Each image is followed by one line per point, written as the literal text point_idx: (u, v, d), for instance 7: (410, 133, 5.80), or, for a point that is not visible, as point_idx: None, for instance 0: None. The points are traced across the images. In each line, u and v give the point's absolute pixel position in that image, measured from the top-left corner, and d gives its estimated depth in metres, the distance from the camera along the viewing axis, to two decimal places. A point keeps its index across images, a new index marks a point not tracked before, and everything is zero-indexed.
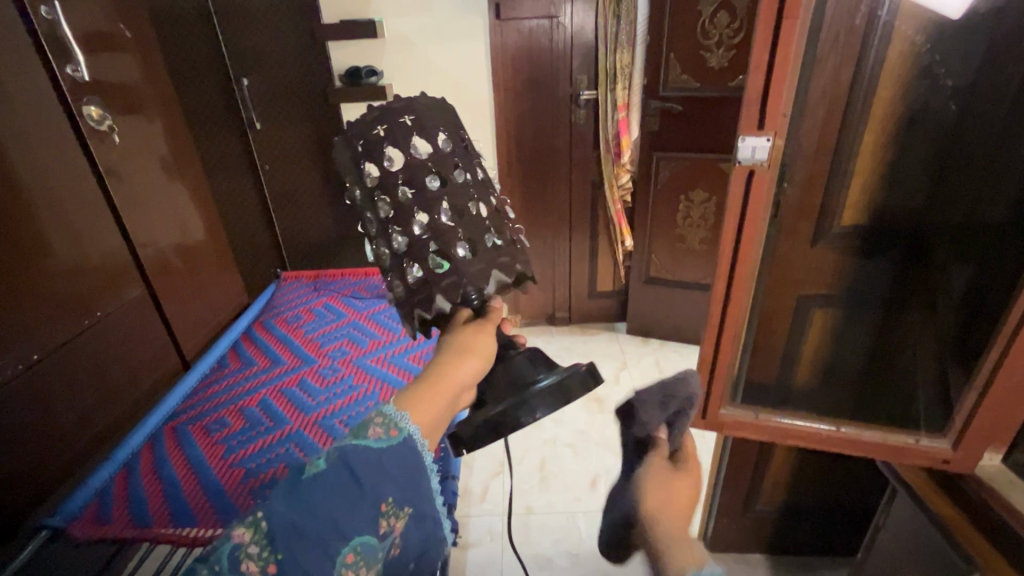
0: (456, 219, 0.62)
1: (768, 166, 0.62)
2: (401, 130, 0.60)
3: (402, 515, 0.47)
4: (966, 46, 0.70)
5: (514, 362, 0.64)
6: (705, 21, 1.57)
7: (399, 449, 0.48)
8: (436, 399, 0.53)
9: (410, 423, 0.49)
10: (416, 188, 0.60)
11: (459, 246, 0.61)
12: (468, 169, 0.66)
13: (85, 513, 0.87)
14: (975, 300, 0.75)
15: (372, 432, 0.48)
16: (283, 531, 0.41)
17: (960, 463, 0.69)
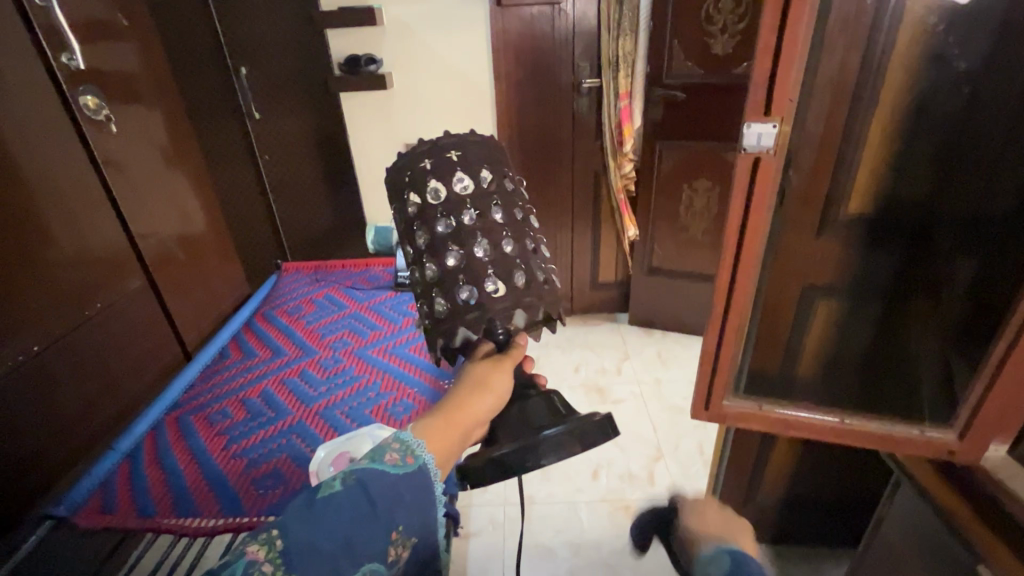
0: (492, 257, 0.57)
1: (774, 153, 0.61)
2: (445, 165, 0.58)
3: (408, 544, 0.49)
4: (980, 27, 0.68)
5: (530, 404, 0.60)
6: (710, 5, 1.54)
7: (413, 480, 0.51)
8: (451, 431, 0.55)
9: (425, 451, 0.53)
10: (454, 222, 0.57)
11: (491, 284, 0.57)
12: (512, 206, 0.61)
13: (89, 502, 0.87)
14: (982, 289, 0.74)
15: (388, 459, 0.51)
16: (298, 550, 0.43)
17: (966, 454, 0.68)
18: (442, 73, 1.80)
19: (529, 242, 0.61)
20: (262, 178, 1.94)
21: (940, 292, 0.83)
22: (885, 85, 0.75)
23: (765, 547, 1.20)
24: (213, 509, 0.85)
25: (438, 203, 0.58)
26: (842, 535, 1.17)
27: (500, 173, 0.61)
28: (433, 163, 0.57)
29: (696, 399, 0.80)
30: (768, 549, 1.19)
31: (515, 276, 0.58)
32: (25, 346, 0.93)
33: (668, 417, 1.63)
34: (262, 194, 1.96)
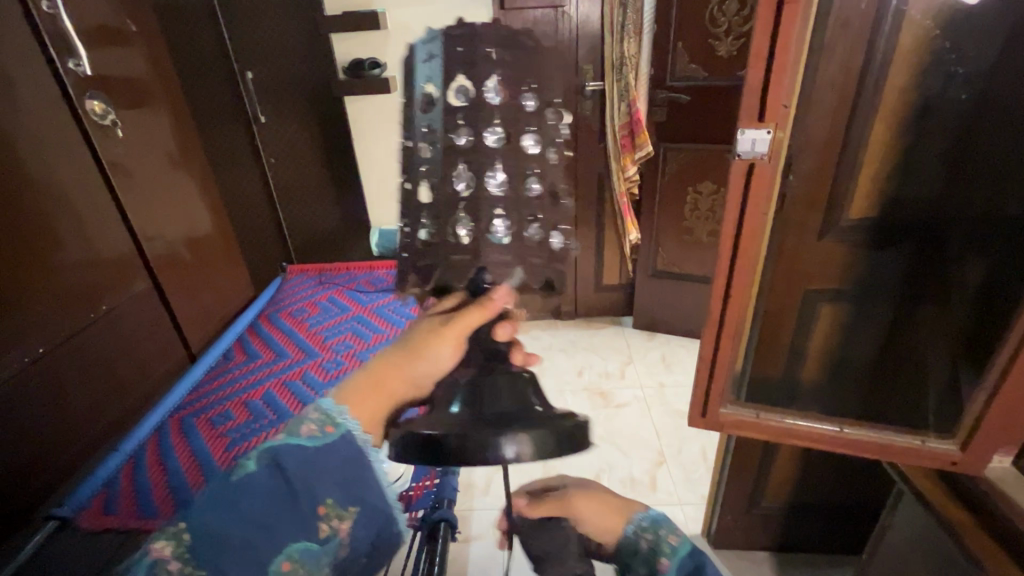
0: (473, 195, 0.42)
1: (769, 159, 0.60)
2: (448, 49, 0.39)
3: (350, 519, 0.39)
4: (982, 31, 0.68)
5: (489, 382, 0.43)
6: (714, 8, 1.53)
7: (339, 450, 0.40)
8: (375, 398, 0.44)
9: (348, 418, 0.42)
10: (436, 138, 0.41)
11: (461, 228, 0.43)
12: (531, 127, 0.41)
13: (92, 504, 0.87)
14: (987, 295, 0.73)
15: (304, 430, 0.41)
16: (203, 542, 0.35)
17: (970, 465, 0.67)
18: None
19: (530, 181, 0.42)
20: (267, 181, 1.95)
21: (947, 297, 0.81)
22: (888, 89, 0.74)
23: (768, 554, 1.18)
24: None
25: (424, 110, 0.41)
26: (848, 544, 1.15)
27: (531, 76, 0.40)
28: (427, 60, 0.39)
29: (693, 406, 0.79)
30: (772, 557, 1.17)
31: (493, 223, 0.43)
32: (31, 349, 0.94)
33: (670, 421, 1.62)
34: (267, 198, 1.97)
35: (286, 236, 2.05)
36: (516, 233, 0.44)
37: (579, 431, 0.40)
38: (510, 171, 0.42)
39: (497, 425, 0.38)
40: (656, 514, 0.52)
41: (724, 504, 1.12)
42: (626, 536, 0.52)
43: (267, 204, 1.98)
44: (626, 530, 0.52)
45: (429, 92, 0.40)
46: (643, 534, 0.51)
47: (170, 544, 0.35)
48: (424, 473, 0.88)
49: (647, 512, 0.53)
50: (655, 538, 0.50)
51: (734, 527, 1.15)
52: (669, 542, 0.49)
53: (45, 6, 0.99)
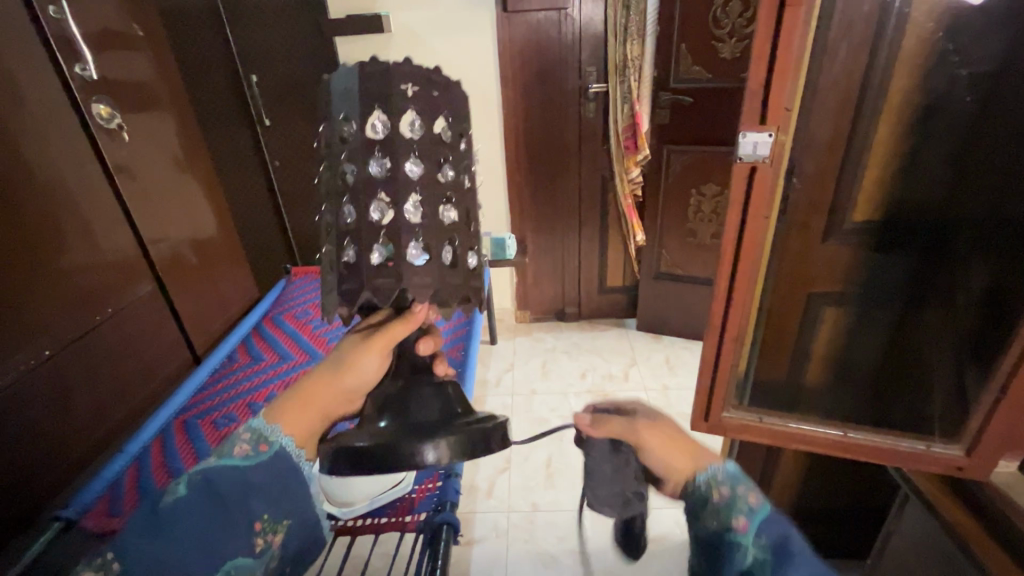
0: (389, 219, 0.48)
1: (771, 163, 0.60)
2: (367, 91, 0.46)
3: (283, 530, 0.45)
4: (987, 34, 0.67)
5: (415, 397, 0.53)
6: (717, 11, 1.53)
7: (271, 468, 0.46)
8: (308, 408, 0.52)
9: (281, 435, 0.48)
10: (357, 168, 0.47)
11: (378, 250, 0.48)
12: (441, 160, 0.49)
13: (97, 505, 0.88)
14: (993, 299, 0.72)
15: (237, 451, 0.46)
16: (141, 565, 0.39)
17: (973, 471, 0.67)
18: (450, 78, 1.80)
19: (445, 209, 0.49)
20: (272, 184, 1.96)
21: (951, 299, 0.81)
22: (891, 91, 0.73)
23: None
24: None
25: (346, 144, 0.47)
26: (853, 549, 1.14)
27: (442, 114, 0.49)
28: (352, 101, 0.46)
29: (695, 410, 0.79)
30: None
31: (408, 245, 0.48)
32: (38, 350, 0.95)
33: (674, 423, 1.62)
34: (272, 200, 1.98)
35: (291, 238, 2.06)
36: (435, 256, 0.49)
37: (492, 434, 0.49)
38: (426, 197, 0.48)
39: (416, 435, 0.47)
40: (734, 468, 0.46)
41: None
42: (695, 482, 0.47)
43: (272, 206, 1.99)
44: (698, 475, 0.47)
45: (350, 128, 0.47)
46: (715, 489, 0.44)
47: (99, 574, 0.39)
48: (428, 474, 0.88)
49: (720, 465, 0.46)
50: (730, 491, 0.44)
51: None
52: (746, 500, 0.43)
53: (52, 12, 1.00)
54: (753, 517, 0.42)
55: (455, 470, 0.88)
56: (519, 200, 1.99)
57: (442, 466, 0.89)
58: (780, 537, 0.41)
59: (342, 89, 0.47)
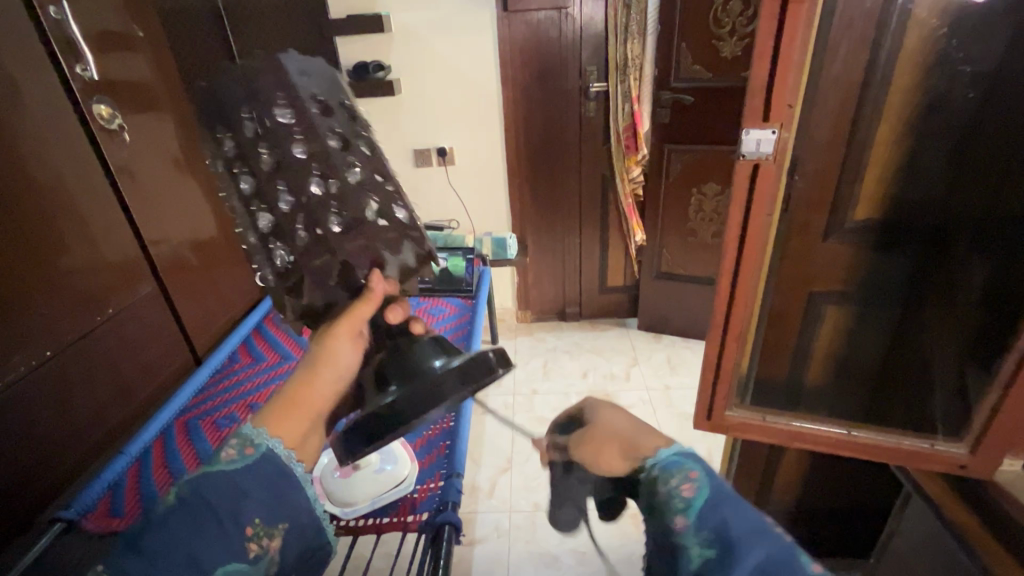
0: (298, 204, 0.56)
1: (774, 160, 0.60)
2: (232, 101, 0.52)
3: (277, 535, 0.44)
4: (988, 31, 0.67)
5: (414, 361, 0.60)
6: (718, 9, 1.53)
7: (258, 471, 0.45)
8: (293, 410, 0.51)
9: (268, 439, 0.47)
10: (252, 175, 0.54)
11: (301, 233, 0.57)
12: (323, 133, 0.54)
13: (98, 506, 0.87)
14: (995, 297, 0.72)
15: (224, 456, 0.45)
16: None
17: (977, 469, 0.66)
18: (450, 78, 1.80)
19: (349, 176, 0.56)
20: None
21: (953, 298, 0.80)
22: (893, 89, 0.73)
23: None
24: None
25: (232, 153, 0.54)
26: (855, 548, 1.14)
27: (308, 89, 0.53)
28: (219, 114, 0.52)
29: (698, 409, 0.79)
30: None
31: (325, 220, 0.56)
32: (38, 351, 0.94)
33: (675, 423, 1.61)
34: None
35: None
36: (355, 220, 0.57)
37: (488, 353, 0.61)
38: (325, 172, 0.55)
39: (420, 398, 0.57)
40: (670, 458, 0.44)
41: None
42: (643, 484, 0.45)
43: None
44: (643, 478, 0.45)
45: (230, 139, 0.53)
46: (654, 486, 0.44)
47: None
48: (430, 475, 0.88)
49: (657, 455, 0.46)
50: (667, 490, 0.42)
51: None
52: (682, 494, 0.41)
53: (52, 13, 1.01)
54: (692, 508, 0.41)
55: (457, 470, 0.87)
56: (520, 200, 1.99)
57: (444, 466, 0.89)
58: (721, 526, 0.39)
59: (206, 103, 0.52)
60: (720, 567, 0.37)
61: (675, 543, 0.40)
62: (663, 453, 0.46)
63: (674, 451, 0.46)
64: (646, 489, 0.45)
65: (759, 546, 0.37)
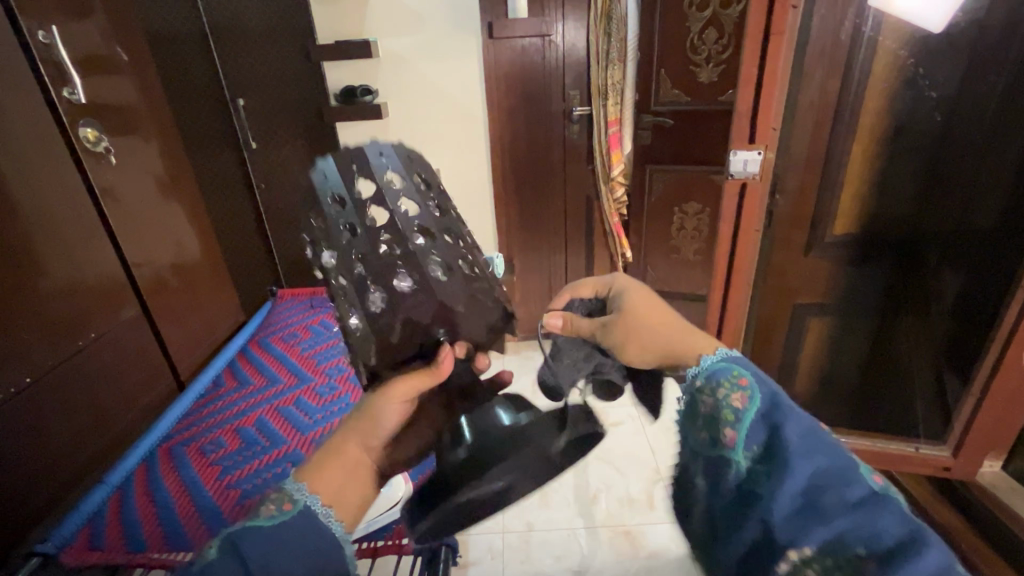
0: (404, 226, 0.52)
1: (760, 179, 0.66)
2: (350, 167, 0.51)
3: None
4: (948, 60, 0.73)
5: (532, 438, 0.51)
6: (694, 37, 1.60)
7: (295, 527, 0.45)
8: (337, 464, 0.49)
9: (306, 494, 0.47)
10: (356, 215, 0.51)
11: (369, 296, 0.51)
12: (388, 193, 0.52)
13: (78, 538, 0.78)
14: (968, 306, 0.79)
15: (263, 511, 0.45)
16: None
17: (961, 470, 0.71)
18: (437, 99, 1.83)
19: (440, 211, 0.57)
20: None
21: (926, 308, 0.86)
22: (866, 111, 0.78)
23: None
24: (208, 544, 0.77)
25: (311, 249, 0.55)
26: None
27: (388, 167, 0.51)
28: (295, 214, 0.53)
29: None
30: None
31: (399, 287, 0.52)
32: (19, 378, 0.91)
33: (665, 438, 1.62)
34: None
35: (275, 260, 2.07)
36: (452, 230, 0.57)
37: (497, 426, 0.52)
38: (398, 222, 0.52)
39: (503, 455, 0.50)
40: (714, 369, 0.54)
41: None
42: (693, 400, 0.54)
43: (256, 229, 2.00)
44: (692, 394, 0.54)
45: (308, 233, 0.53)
46: (702, 397, 0.53)
47: None
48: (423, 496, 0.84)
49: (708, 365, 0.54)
50: (716, 400, 0.52)
51: None
52: (735, 406, 0.50)
53: (40, 37, 1.01)
54: (744, 420, 0.49)
55: None
56: (506, 219, 2.02)
57: None
58: (771, 437, 0.48)
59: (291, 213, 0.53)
60: (767, 469, 0.47)
61: (726, 451, 0.49)
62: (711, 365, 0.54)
63: (721, 361, 0.54)
64: (690, 402, 0.54)
65: (808, 457, 0.45)
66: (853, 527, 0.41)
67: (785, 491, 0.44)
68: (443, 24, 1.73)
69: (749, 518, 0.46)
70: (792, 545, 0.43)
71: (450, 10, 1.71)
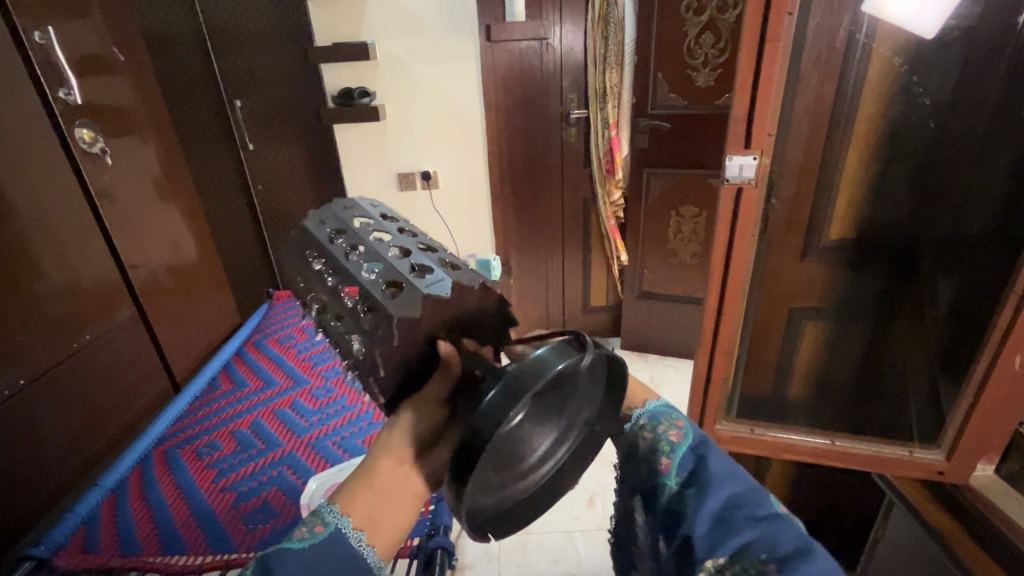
0: (367, 245, 0.55)
1: (755, 184, 0.66)
2: (322, 231, 0.61)
3: None
4: (942, 67, 0.74)
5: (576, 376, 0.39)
6: (691, 41, 1.60)
7: (327, 554, 0.38)
8: (365, 493, 0.40)
9: (338, 517, 0.39)
10: (330, 257, 0.57)
11: (359, 309, 0.50)
12: (352, 234, 0.59)
13: (72, 541, 0.77)
14: (962, 309, 0.76)
15: (297, 533, 0.39)
16: None
17: (954, 473, 0.71)
18: (434, 102, 1.83)
19: (413, 234, 0.60)
20: (254, 204, 1.99)
21: (922, 314, 0.85)
22: (859, 117, 0.78)
23: None
24: (200, 546, 0.76)
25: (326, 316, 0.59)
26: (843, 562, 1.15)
27: (355, 216, 0.63)
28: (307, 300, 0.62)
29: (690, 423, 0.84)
30: None
31: (375, 291, 0.49)
32: (13, 380, 0.91)
33: None
34: (252, 218, 2.01)
35: (273, 261, 2.07)
36: (426, 241, 0.58)
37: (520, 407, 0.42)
38: (368, 246, 0.55)
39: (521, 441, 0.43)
40: (657, 409, 0.49)
41: None
42: (625, 433, 0.50)
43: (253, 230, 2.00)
44: (626, 428, 0.50)
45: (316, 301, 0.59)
46: (642, 434, 0.49)
47: None
48: None
49: (646, 405, 0.50)
50: (653, 435, 0.48)
51: None
52: (669, 440, 0.48)
53: (36, 38, 1.00)
54: (676, 454, 0.47)
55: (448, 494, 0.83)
56: (503, 221, 2.02)
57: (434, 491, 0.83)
58: (699, 466, 0.46)
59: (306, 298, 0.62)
60: (696, 493, 0.45)
61: (662, 484, 0.47)
62: (652, 403, 0.50)
63: (661, 402, 0.50)
64: (627, 437, 0.50)
65: (728, 481, 0.45)
66: (761, 539, 0.42)
67: (709, 515, 0.44)
68: (442, 27, 1.73)
69: (676, 538, 0.45)
70: (709, 556, 0.43)
71: (448, 13, 1.71)
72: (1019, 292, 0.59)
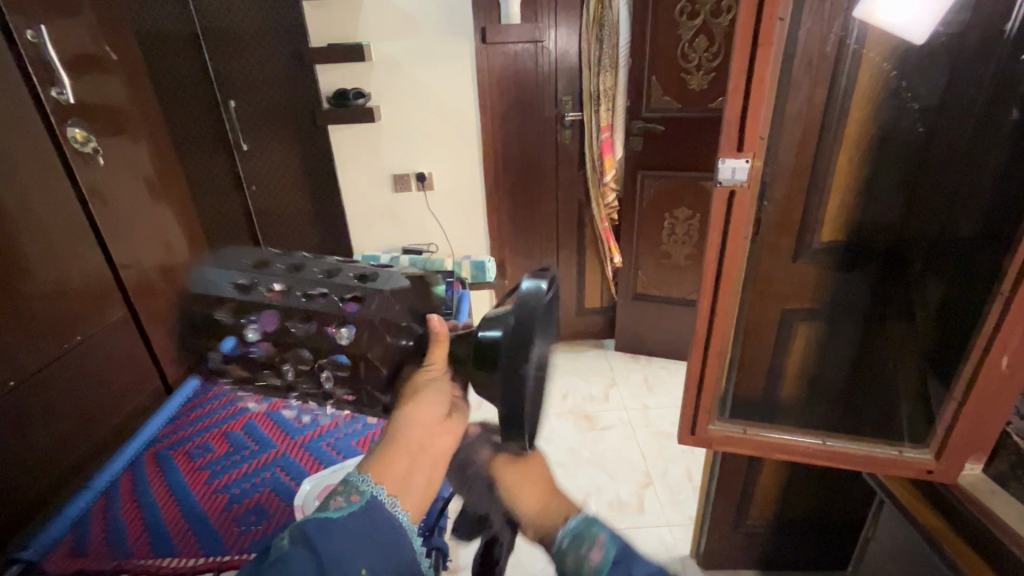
0: (290, 267, 0.45)
1: (748, 186, 0.67)
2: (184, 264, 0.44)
3: None
4: (930, 72, 0.75)
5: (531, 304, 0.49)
6: (684, 45, 1.61)
7: (363, 521, 0.42)
8: (396, 457, 0.45)
9: (373, 485, 0.43)
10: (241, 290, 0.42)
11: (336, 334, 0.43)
12: (242, 257, 0.45)
13: (60, 545, 0.76)
14: (948, 309, 0.77)
15: (332, 504, 0.42)
16: None
17: (944, 473, 0.72)
18: (428, 104, 1.83)
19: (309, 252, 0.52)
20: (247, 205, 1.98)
21: (911, 315, 0.86)
22: (849, 120, 0.79)
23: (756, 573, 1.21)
24: (193, 548, 0.77)
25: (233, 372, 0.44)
26: (834, 560, 1.17)
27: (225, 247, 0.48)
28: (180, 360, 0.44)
29: (683, 425, 0.85)
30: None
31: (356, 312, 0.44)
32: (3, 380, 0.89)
33: (656, 442, 1.63)
34: None
35: None
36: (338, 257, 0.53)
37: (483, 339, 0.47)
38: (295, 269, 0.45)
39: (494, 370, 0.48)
40: (577, 528, 0.53)
41: (711, 524, 1.16)
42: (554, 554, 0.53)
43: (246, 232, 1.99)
44: (553, 549, 0.53)
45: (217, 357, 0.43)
46: (569, 552, 0.52)
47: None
48: None
49: (568, 524, 0.54)
50: (579, 554, 0.52)
51: (718, 546, 1.18)
52: (592, 559, 0.51)
53: (31, 36, 1.00)
54: (603, 572, 0.51)
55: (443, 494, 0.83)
56: (498, 223, 2.03)
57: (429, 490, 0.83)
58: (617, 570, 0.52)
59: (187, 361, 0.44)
60: None
61: None
62: (573, 519, 0.54)
63: (581, 517, 0.54)
64: (557, 557, 0.53)
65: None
66: None
67: None
68: (438, 30, 1.73)
69: None
70: None
71: (443, 14, 1.71)
72: (1007, 294, 0.60)
